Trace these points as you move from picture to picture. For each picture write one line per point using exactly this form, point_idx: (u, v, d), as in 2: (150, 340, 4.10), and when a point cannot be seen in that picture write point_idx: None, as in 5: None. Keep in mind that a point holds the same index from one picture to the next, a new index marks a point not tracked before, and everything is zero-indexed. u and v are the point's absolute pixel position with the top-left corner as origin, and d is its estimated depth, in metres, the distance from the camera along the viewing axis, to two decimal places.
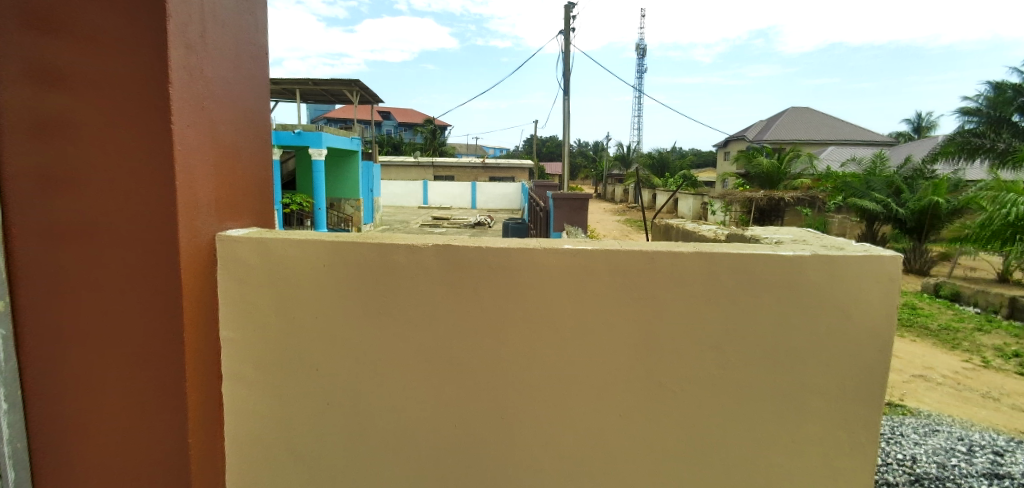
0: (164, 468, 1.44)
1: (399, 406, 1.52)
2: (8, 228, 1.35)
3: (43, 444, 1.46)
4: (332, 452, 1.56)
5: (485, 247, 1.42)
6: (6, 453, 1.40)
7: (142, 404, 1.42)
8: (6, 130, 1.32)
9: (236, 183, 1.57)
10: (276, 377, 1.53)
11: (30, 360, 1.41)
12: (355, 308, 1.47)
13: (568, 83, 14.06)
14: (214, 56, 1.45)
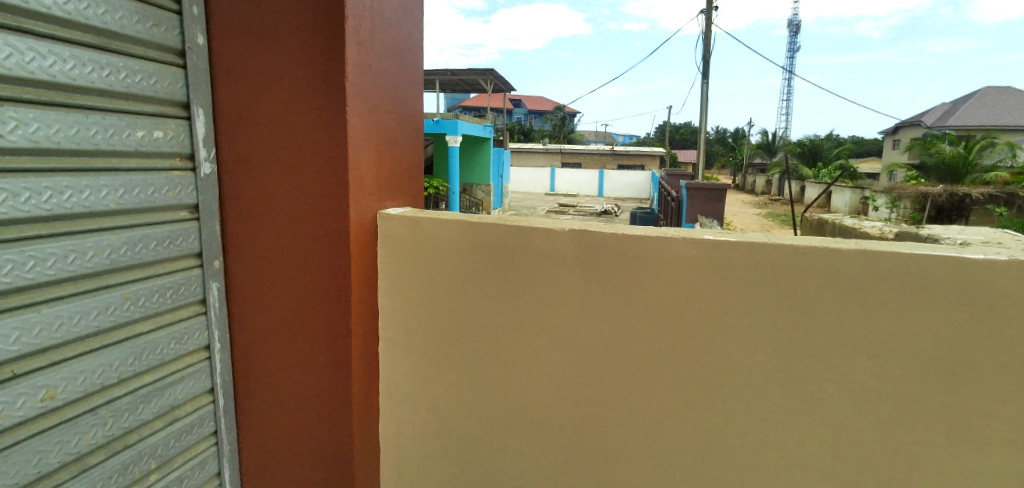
0: (332, 413, 1.65)
1: (530, 384, 1.57)
2: (224, 201, 1.63)
3: (244, 381, 1.76)
4: (473, 419, 1.67)
5: (621, 234, 1.40)
6: (218, 384, 1.71)
7: (314, 356, 1.63)
8: (222, 122, 1.58)
9: (395, 166, 1.73)
10: (420, 344, 1.69)
11: (236, 310, 1.71)
12: (495, 287, 1.54)
13: (707, 68, 13.43)
14: (380, 50, 1.60)
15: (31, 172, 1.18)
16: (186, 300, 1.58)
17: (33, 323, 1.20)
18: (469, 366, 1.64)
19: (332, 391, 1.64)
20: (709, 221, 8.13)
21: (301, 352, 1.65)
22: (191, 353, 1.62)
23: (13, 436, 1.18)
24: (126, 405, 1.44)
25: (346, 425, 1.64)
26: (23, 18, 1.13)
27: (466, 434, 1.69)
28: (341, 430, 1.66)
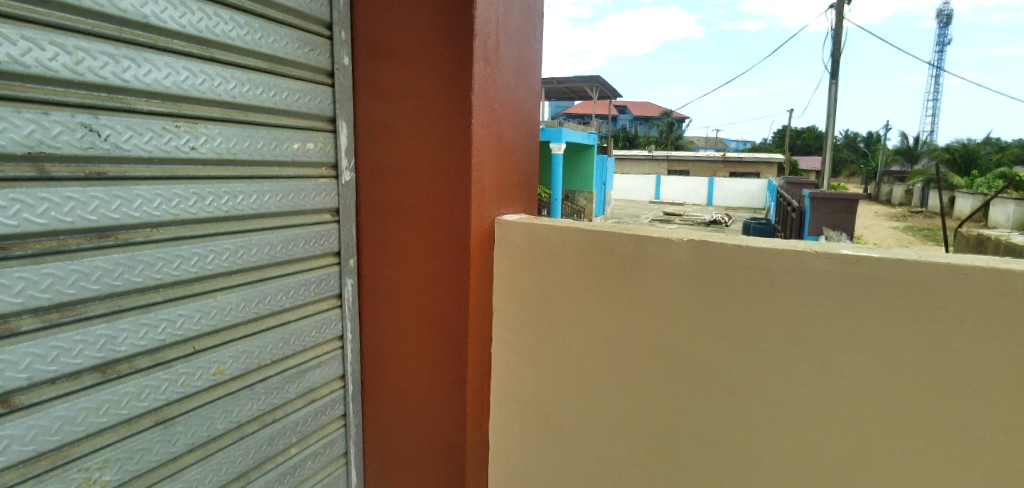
0: (444, 406, 1.77)
1: (640, 393, 1.58)
2: (362, 207, 1.84)
3: (371, 370, 1.95)
4: (580, 419, 1.71)
5: (744, 246, 1.36)
6: (350, 371, 1.92)
7: (430, 352, 1.76)
8: (364, 136, 1.79)
9: (513, 176, 1.82)
10: (532, 346, 1.77)
11: (368, 304, 1.91)
12: (608, 294, 1.59)
13: (835, 67, 12.42)
14: (503, 64, 1.70)
15: (212, 179, 1.47)
16: (326, 292, 1.81)
17: (210, 307, 1.49)
18: (575, 366, 1.69)
19: (445, 387, 1.75)
20: (841, 235, 7.45)
21: (417, 348, 1.79)
22: (328, 341, 1.84)
23: (192, 402, 1.48)
24: (275, 383, 1.69)
25: (457, 422, 1.74)
26: (214, 48, 1.45)
27: (574, 433, 1.73)
28: (454, 426, 1.76)
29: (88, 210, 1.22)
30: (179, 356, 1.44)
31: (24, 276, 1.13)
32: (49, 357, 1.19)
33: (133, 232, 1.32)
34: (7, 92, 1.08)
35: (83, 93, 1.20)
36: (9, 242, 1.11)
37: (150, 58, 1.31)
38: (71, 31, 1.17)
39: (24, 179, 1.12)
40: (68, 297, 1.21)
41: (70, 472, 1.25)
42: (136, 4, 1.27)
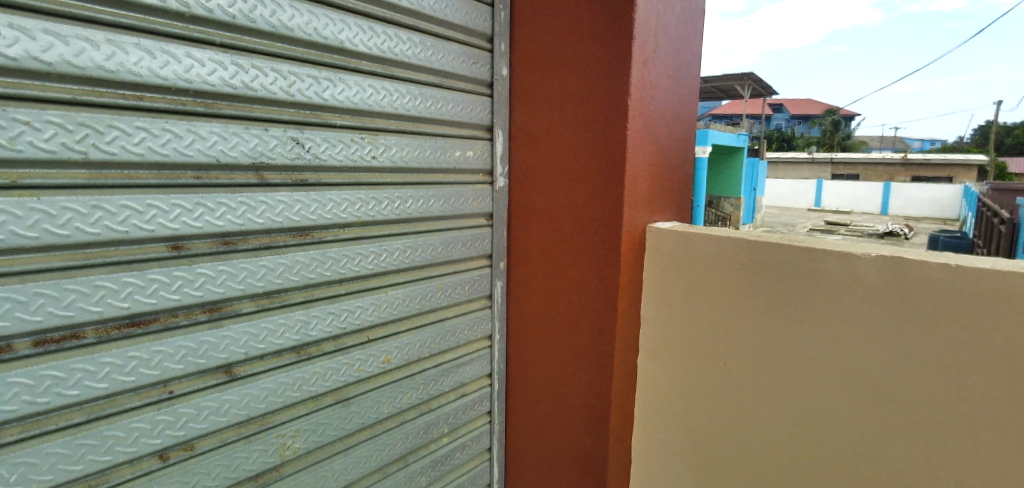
0: (585, 414, 1.78)
1: (802, 418, 1.49)
2: (513, 214, 1.93)
3: (515, 370, 2.03)
4: (730, 436, 1.66)
5: (948, 264, 1.20)
6: (496, 370, 2.03)
7: (574, 358, 1.79)
8: (519, 146, 1.88)
9: (665, 182, 1.78)
10: (681, 356, 1.75)
11: (514, 306, 1.99)
12: (770, 308, 1.51)
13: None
14: (661, 67, 1.68)
15: (388, 185, 1.67)
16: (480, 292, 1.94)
17: (382, 301, 1.69)
18: (723, 377, 1.66)
19: (586, 394, 1.77)
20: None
21: (559, 353, 1.83)
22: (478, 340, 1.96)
23: (364, 386, 1.69)
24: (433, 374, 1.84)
25: (593, 430, 1.76)
26: (393, 67, 1.64)
27: (718, 448, 1.69)
28: (596, 435, 1.76)
29: (293, 212, 1.49)
30: (356, 343, 1.66)
31: (245, 266, 1.43)
32: (259, 335, 1.48)
33: (325, 230, 1.57)
34: (240, 113, 1.38)
35: (293, 111, 1.47)
36: (236, 237, 1.41)
37: (344, 78, 1.54)
38: (286, 59, 1.44)
39: (248, 186, 1.42)
40: (274, 285, 1.49)
41: (271, 435, 1.53)
42: (334, 32, 1.51)
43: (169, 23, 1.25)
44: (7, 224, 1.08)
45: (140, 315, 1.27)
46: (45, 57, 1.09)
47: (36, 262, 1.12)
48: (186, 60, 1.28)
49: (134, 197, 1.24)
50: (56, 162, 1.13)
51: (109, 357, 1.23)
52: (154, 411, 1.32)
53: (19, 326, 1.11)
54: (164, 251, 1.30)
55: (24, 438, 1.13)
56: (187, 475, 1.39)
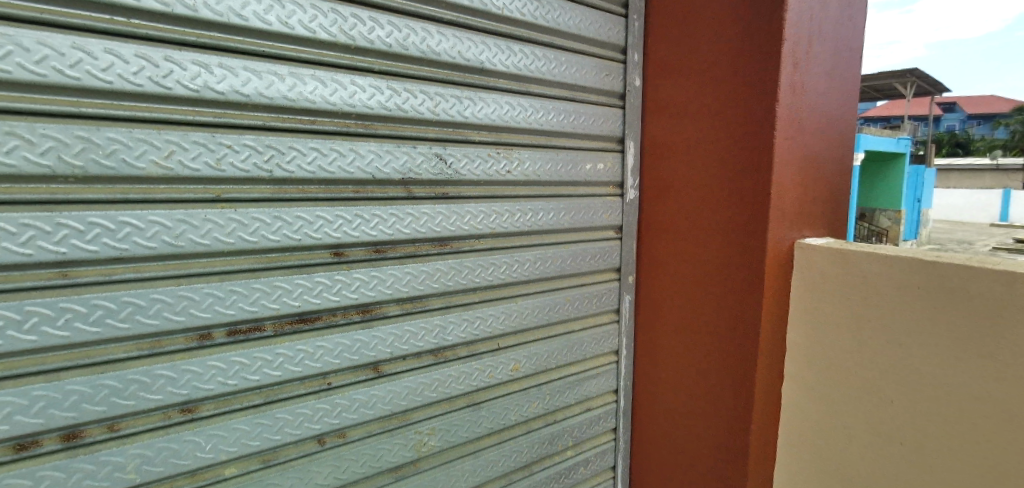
0: (719, 430, 1.77)
1: (988, 461, 1.33)
2: (644, 230, 2.00)
3: (642, 386, 2.09)
4: (890, 471, 1.54)
5: None
6: (622, 386, 2.10)
7: (707, 371, 1.79)
8: (654, 160, 1.93)
9: (817, 193, 1.71)
10: (832, 380, 1.65)
11: (642, 318, 2.06)
12: (948, 334, 1.38)
13: None
14: (814, 68, 1.61)
15: (521, 197, 1.80)
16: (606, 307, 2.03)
17: (512, 309, 1.84)
18: (882, 406, 1.54)
19: (727, 409, 1.73)
20: None
21: (699, 365, 1.83)
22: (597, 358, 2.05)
23: (494, 392, 1.85)
24: (559, 387, 1.96)
25: (738, 448, 1.71)
26: (530, 84, 1.78)
27: (879, 483, 1.57)
28: (732, 454, 1.73)
29: (435, 223, 1.69)
30: (488, 350, 1.83)
31: (393, 273, 1.66)
32: (402, 337, 1.70)
33: (462, 241, 1.74)
34: (394, 133, 1.62)
35: (438, 128, 1.67)
36: (386, 246, 1.65)
37: (483, 97, 1.71)
38: (433, 82, 1.64)
39: (398, 199, 1.65)
40: (416, 291, 1.70)
41: (410, 432, 1.73)
42: (476, 54, 1.67)
43: (338, 55, 1.52)
44: (213, 232, 1.44)
45: (307, 313, 1.58)
46: (245, 90, 1.42)
47: (231, 263, 1.48)
48: (351, 87, 1.54)
49: (305, 209, 1.54)
50: (250, 179, 1.47)
51: (282, 348, 1.56)
52: (315, 398, 1.61)
53: (218, 317, 1.47)
54: (328, 256, 1.58)
55: (218, 413, 1.51)
56: (340, 460, 1.65)
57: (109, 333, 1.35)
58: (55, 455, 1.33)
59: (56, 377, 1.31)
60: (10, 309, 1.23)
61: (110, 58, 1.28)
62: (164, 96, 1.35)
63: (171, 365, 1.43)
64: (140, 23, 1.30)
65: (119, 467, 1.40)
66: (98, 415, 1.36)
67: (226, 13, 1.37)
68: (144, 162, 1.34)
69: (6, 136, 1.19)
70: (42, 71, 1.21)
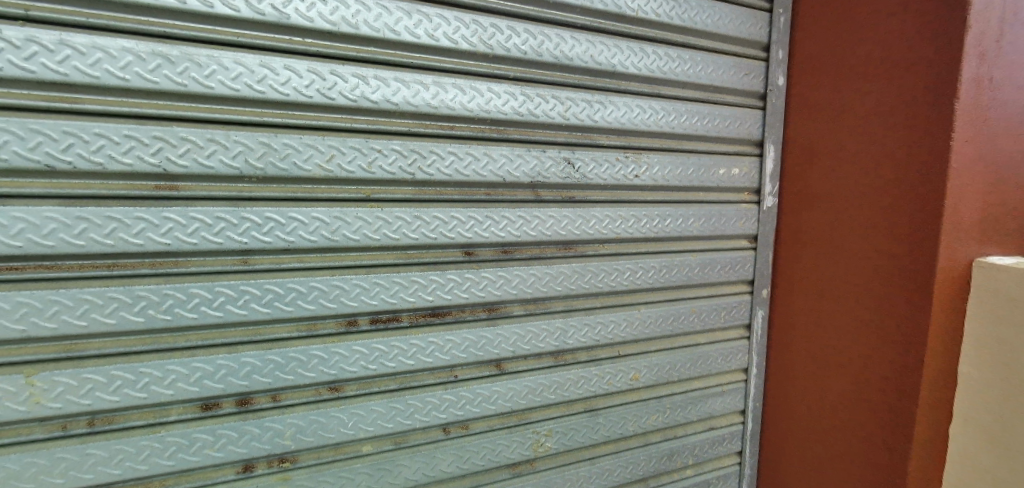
0: (871, 450, 1.68)
1: None
2: (783, 243, 1.99)
3: (774, 407, 2.08)
4: None
5: None
6: (750, 408, 2.11)
7: (855, 387, 1.72)
8: (799, 169, 1.89)
9: (1004, 202, 1.52)
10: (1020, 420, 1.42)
11: (777, 332, 2.04)
12: None
13: None
14: (1004, 60, 1.45)
15: (650, 203, 1.85)
16: (736, 321, 2.05)
17: (634, 317, 1.91)
18: None
19: (880, 428, 1.64)
20: None
21: (842, 389, 1.77)
22: (718, 375, 2.07)
23: (613, 399, 1.94)
24: (679, 401, 2.01)
25: (887, 485, 1.63)
26: (662, 86, 1.81)
27: None
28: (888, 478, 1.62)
29: (560, 226, 1.76)
30: (608, 356, 1.91)
31: (518, 274, 1.76)
32: (525, 336, 1.80)
33: (588, 244, 1.81)
34: (525, 137, 1.69)
35: (567, 134, 1.73)
36: (513, 247, 1.75)
37: (614, 100, 1.75)
38: (565, 87, 1.70)
39: (526, 202, 1.73)
40: (540, 293, 1.79)
41: (529, 430, 1.85)
42: (608, 57, 1.72)
43: (477, 63, 1.61)
44: (363, 228, 1.59)
45: (439, 307, 1.72)
46: (394, 99, 1.55)
47: (375, 257, 1.64)
48: (487, 94, 1.63)
49: (441, 210, 1.66)
50: (394, 181, 1.61)
51: (416, 339, 1.70)
52: (443, 389, 1.75)
53: (363, 307, 1.64)
54: (460, 255, 1.71)
55: (359, 394, 1.69)
56: (462, 450, 1.79)
57: (276, 313, 1.56)
58: (230, 417, 1.58)
59: (234, 349, 1.55)
60: (206, 290, 1.49)
61: (287, 73, 1.45)
62: (328, 106, 1.51)
63: (324, 347, 1.62)
64: (312, 41, 1.47)
65: (279, 433, 1.62)
66: (265, 386, 1.59)
67: (382, 29, 1.51)
68: (311, 165, 1.52)
69: (208, 144, 1.43)
70: (236, 87, 1.42)
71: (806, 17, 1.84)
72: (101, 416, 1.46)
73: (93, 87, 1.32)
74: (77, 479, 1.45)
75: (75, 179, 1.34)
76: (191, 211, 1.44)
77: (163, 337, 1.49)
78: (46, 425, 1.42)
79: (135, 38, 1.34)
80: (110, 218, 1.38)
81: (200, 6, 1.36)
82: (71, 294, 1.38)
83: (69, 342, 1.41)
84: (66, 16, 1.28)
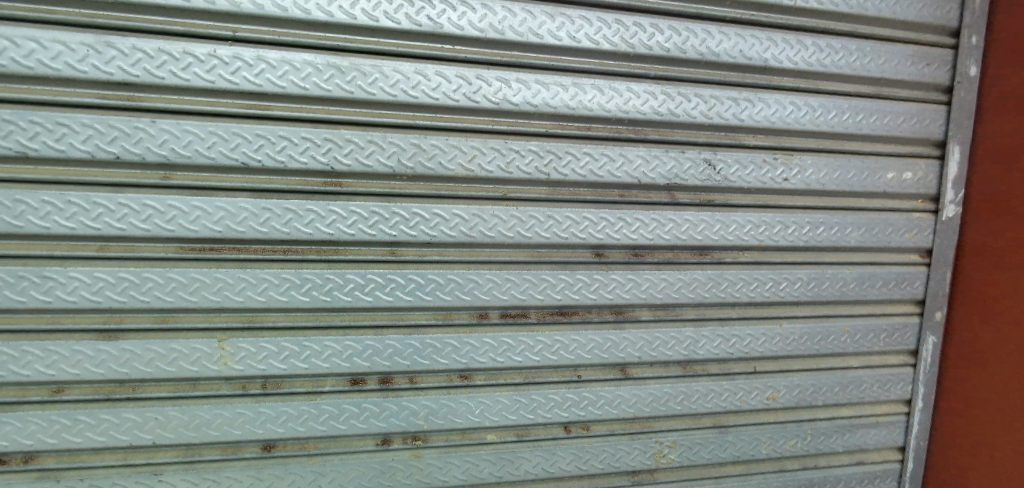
0: None
1: None
2: (962, 261, 1.82)
3: (942, 440, 1.92)
4: None
5: None
6: (913, 445, 1.96)
7: None
8: (991, 178, 1.73)
9: None
10: None
11: (952, 357, 1.88)
12: None
13: None
14: None
15: (798, 209, 1.78)
16: (895, 345, 1.91)
17: (775, 332, 1.85)
18: None
19: None
20: None
21: None
22: (872, 405, 1.96)
23: (746, 416, 1.90)
24: (824, 428, 1.93)
25: None
26: (821, 81, 1.72)
27: None
28: None
29: (697, 231, 1.75)
30: (742, 371, 1.87)
31: (649, 278, 1.76)
32: (653, 343, 1.80)
33: (726, 251, 1.79)
34: (664, 138, 1.69)
35: (709, 133, 1.71)
36: (645, 250, 1.75)
37: (764, 98, 1.70)
38: (710, 84, 1.67)
39: (661, 204, 1.73)
40: (671, 299, 1.78)
41: (651, 440, 1.86)
42: (760, 51, 1.67)
43: (618, 63, 1.62)
44: (498, 226, 1.66)
45: (566, 306, 1.75)
46: (534, 101, 1.60)
47: (508, 254, 1.70)
48: (626, 94, 1.63)
49: (574, 210, 1.68)
50: (529, 181, 1.65)
51: (543, 336, 1.75)
52: (567, 387, 1.79)
53: (494, 300, 1.71)
54: (590, 257, 1.73)
55: (486, 384, 1.77)
56: (583, 450, 1.83)
57: (417, 301, 1.68)
58: (374, 392, 1.73)
59: (380, 332, 1.70)
60: (360, 276, 1.65)
61: (438, 79, 1.55)
62: (473, 109, 1.59)
63: (457, 337, 1.72)
64: (461, 48, 1.55)
65: (414, 412, 1.74)
66: (404, 367, 1.72)
67: (526, 33, 1.55)
68: (454, 165, 1.61)
69: (368, 145, 1.57)
70: (394, 93, 1.55)
71: (1007, 12, 1.67)
72: (272, 380, 1.69)
73: (279, 96, 1.52)
74: (251, 433, 1.69)
75: (262, 174, 1.56)
76: (351, 205, 1.60)
77: (322, 315, 1.67)
78: (231, 383, 1.67)
79: (313, 52, 1.51)
80: (287, 209, 1.57)
81: (367, 21, 1.50)
82: (255, 273, 1.60)
83: (251, 313, 1.64)
84: (262, 35, 1.48)
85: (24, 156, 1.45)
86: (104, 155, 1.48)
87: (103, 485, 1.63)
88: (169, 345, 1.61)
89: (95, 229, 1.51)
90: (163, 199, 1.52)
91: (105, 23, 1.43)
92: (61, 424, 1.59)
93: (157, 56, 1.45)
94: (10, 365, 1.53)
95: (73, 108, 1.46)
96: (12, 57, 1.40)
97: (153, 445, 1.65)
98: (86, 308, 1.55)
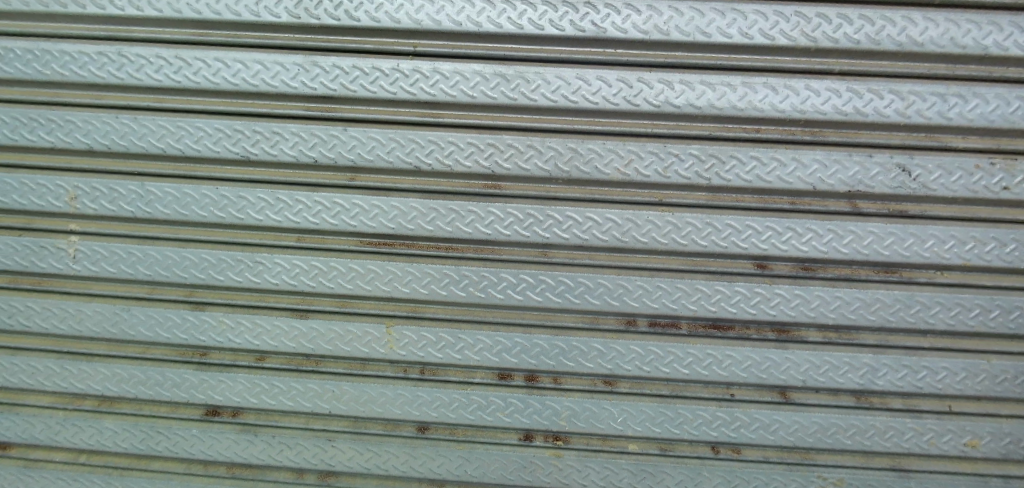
0: None
1: None
2: None
3: None
4: None
5: None
6: None
7: None
8: None
9: None
10: None
11: None
12: None
13: None
14: None
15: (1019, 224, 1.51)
16: None
17: (981, 369, 1.58)
18: None
19: None
20: None
21: None
22: None
23: (935, 462, 1.65)
24: None
25: None
26: None
27: None
28: None
29: (883, 245, 1.55)
30: (932, 410, 1.62)
31: (820, 295, 1.60)
32: (821, 367, 1.63)
33: (918, 271, 1.57)
34: (847, 140, 1.52)
35: (905, 134, 1.50)
36: (817, 264, 1.59)
37: (980, 92, 1.46)
38: (909, 79, 1.48)
39: (839, 214, 1.56)
40: (846, 320, 1.60)
41: (814, 474, 1.68)
42: (977, 38, 1.44)
43: (795, 60, 1.50)
44: (652, 231, 1.62)
45: (721, 319, 1.65)
46: (698, 102, 1.53)
47: (661, 261, 1.65)
48: (804, 92, 1.50)
49: (736, 218, 1.58)
50: (688, 186, 1.59)
51: (694, 349, 1.67)
52: (718, 405, 1.69)
53: (644, 308, 1.67)
54: (751, 268, 1.61)
55: (631, 392, 1.73)
56: (733, 475, 1.71)
57: (565, 304, 1.70)
58: (519, 388, 1.79)
59: (528, 331, 1.75)
60: (513, 275, 1.71)
61: (599, 84, 1.56)
62: (633, 113, 1.57)
63: (604, 341, 1.71)
64: (623, 52, 1.54)
65: (557, 412, 1.77)
66: (550, 367, 1.75)
67: (693, 33, 1.50)
68: (610, 169, 1.60)
69: (528, 149, 1.63)
70: (555, 99, 1.58)
71: None
72: (429, 367, 1.83)
73: (450, 105, 1.64)
74: (409, 413, 1.84)
75: (431, 176, 1.69)
76: (508, 207, 1.67)
77: (476, 311, 1.77)
78: (394, 366, 1.84)
79: (482, 62, 1.60)
80: (451, 209, 1.69)
81: (534, 29, 1.55)
82: (421, 268, 1.74)
83: (414, 304, 1.79)
84: (438, 49, 1.60)
85: (247, 159, 1.72)
86: (305, 159, 1.70)
87: (288, 443, 1.89)
88: (347, 327, 1.81)
89: (296, 223, 1.75)
90: (349, 198, 1.72)
91: (313, 45, 1.65)
92: (261, 387, 1.87)
93: (351, 72, 1.64)
94: (228, 333, 1.85)
95: (285, 118, 1.70)
96: (243, 77, 1.67)
97: (329, 414, 1.87)
98: (284, 289, 1.80)
